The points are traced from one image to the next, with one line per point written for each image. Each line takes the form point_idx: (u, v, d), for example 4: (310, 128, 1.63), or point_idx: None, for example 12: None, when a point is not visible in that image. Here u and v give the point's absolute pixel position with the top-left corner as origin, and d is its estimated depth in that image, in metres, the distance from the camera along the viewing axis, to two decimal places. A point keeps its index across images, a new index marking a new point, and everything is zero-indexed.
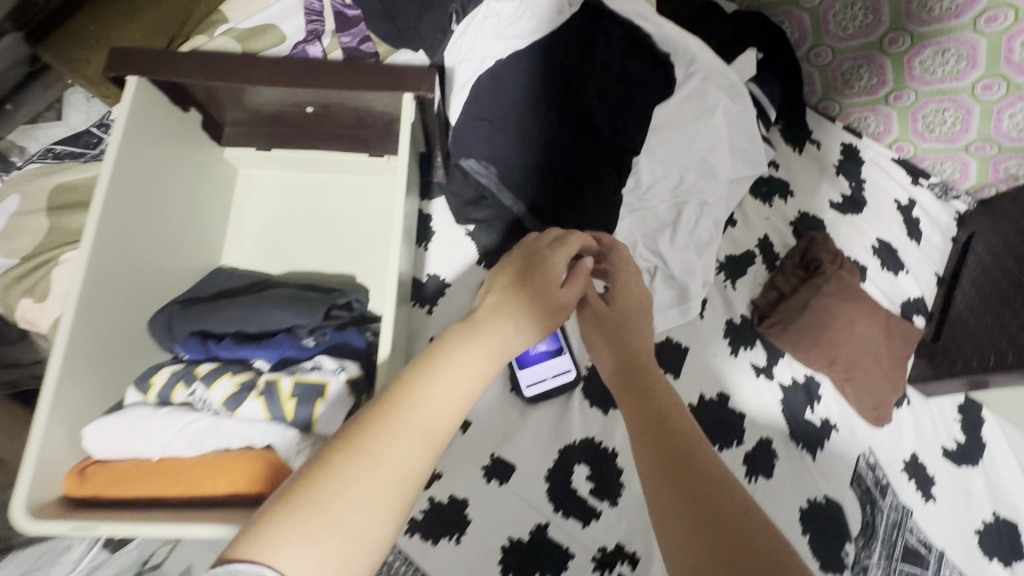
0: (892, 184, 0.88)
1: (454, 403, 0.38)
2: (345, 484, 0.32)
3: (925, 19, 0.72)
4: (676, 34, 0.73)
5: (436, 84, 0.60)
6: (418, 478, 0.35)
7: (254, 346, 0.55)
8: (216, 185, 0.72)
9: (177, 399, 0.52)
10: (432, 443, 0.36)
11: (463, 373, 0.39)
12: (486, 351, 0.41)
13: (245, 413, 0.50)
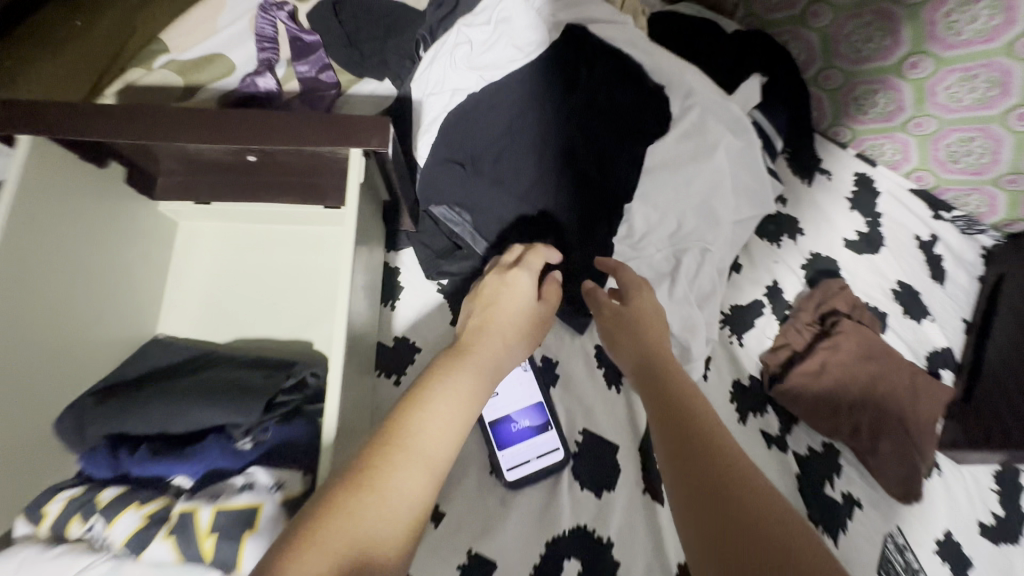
0: (911, 218, 0.80)
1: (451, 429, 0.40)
2: (351, 520, 0.32)
3: (950, 42, 0.64)
4: (669, 64, 0.65)
5: (390, 138, 0.52)
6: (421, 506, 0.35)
7: (175, 459, 0.47)
8: (147, 244, 0.63)
9: (73, 533, 0.43)
10: (432, 471, 0.37)
11: (457, 400, 0.42)
12: (474, 377, 0.44)
13: (153, 555, 0.41)
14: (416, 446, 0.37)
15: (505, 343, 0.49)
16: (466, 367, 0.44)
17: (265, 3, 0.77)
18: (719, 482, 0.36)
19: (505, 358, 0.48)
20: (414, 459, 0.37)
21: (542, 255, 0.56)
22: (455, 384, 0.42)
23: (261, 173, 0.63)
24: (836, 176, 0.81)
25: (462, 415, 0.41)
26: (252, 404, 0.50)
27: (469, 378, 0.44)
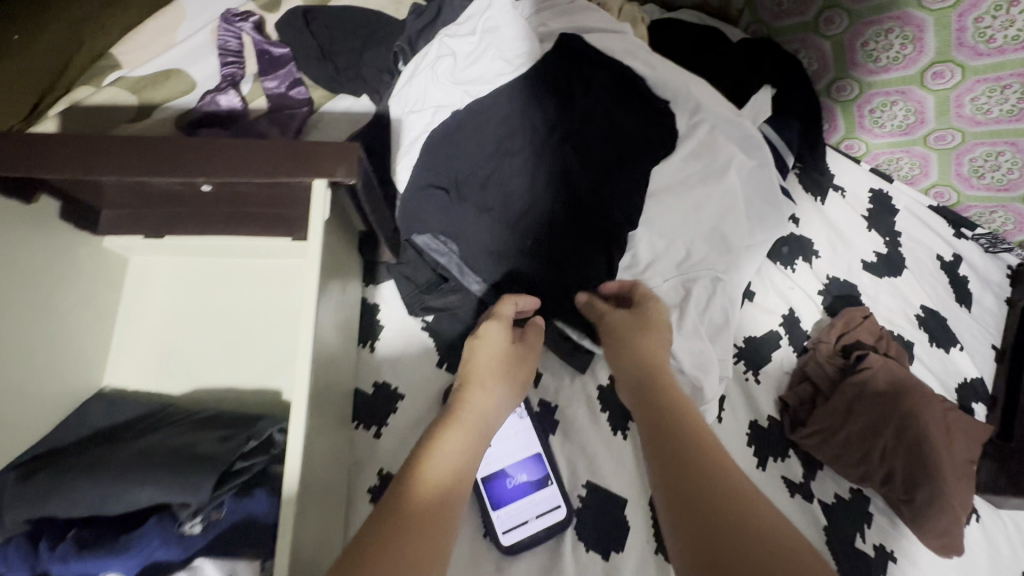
0: (932, 237, 0.74)
1: (450, 491, 0.41)
2: None
3: (980, 50, 0.58)
4: (674, 77, 0.60)
5: (360, 166, 0.46)
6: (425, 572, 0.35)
7: (106, 553, 0.39)
8: (91, 286, 0.56)
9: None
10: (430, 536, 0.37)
11: (449, 461, 0.42)
12: (463, 434, 0.45)
13: None
14: (418, 508, 0.38)
15: (491, 394, 0.49)
16: (453, 428, 0.45)
17: (228, 13, 0.71)
18: (720, 510, 0.36)
19: (493, 408, 0.49)
20: (415, 527, 0.37)
21: (513, 301, 0.55)
22: (445, 445, 0.44)
23: (220, 203, 0.56)
24: (851, 192, 0.75)
25: (457, 474, 0.42)
26: (201, 481, 0.42)
27: (460, 435, 0.45)
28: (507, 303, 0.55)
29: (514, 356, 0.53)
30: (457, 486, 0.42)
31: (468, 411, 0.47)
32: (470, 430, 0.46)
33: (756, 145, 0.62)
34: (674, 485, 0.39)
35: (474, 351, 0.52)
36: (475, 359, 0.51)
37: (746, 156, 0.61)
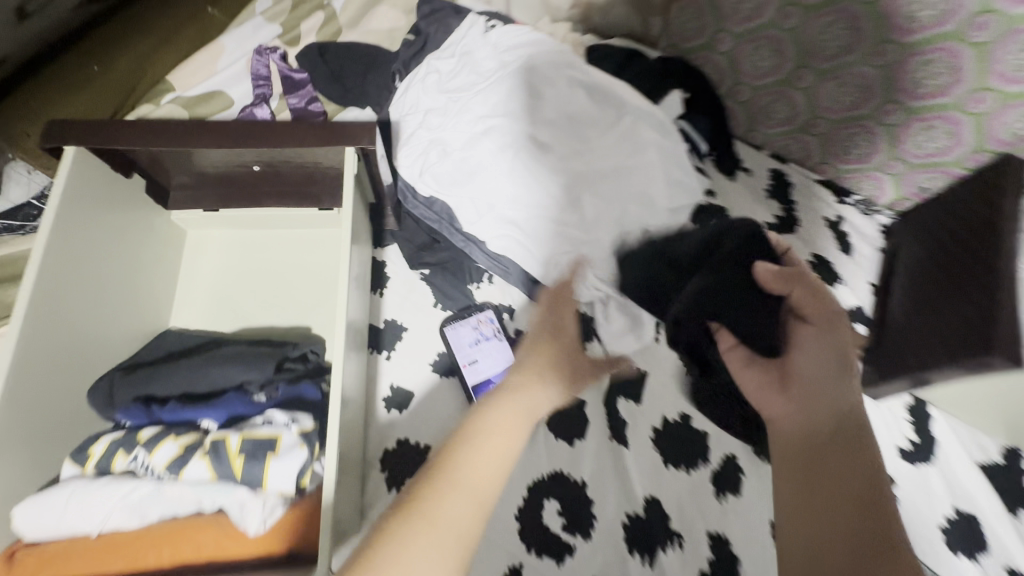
0: (819, 203, 0.95)
1: (492, 467, 0.48)
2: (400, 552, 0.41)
3: (823, 57, 0.79)
4: (601, 79, 0.77)
5: (378, 137, 0.64)
6: (465, 535, 0.44)
7: (201, 406, 0.54)
8: (163, 247, 0.72)
9: (118, 467, 0.50)
10: (479, 503, 0.45)
11: (500, 444, 0.49)
12: (508, 419, 0.52)
13: (190, 474, 0.48)
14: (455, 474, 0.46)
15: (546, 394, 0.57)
16: (507, 411, 0.53)
17: (260, 47, 0.88)
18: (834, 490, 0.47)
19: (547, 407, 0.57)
20: (459, 501, 0.45)
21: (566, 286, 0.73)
22: (490, 427, 0.51)
23: (263, 182, 0.73)
24: (755, 173, 0.97)
25: (501, 460, 0.49)
26: (266, 363, 0.59)
27: (506, 417, 0.52)
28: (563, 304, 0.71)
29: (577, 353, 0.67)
30: (503, 462, 0.49)
31: (525, 401, 0.55)
32: (526, 415, 0.54)
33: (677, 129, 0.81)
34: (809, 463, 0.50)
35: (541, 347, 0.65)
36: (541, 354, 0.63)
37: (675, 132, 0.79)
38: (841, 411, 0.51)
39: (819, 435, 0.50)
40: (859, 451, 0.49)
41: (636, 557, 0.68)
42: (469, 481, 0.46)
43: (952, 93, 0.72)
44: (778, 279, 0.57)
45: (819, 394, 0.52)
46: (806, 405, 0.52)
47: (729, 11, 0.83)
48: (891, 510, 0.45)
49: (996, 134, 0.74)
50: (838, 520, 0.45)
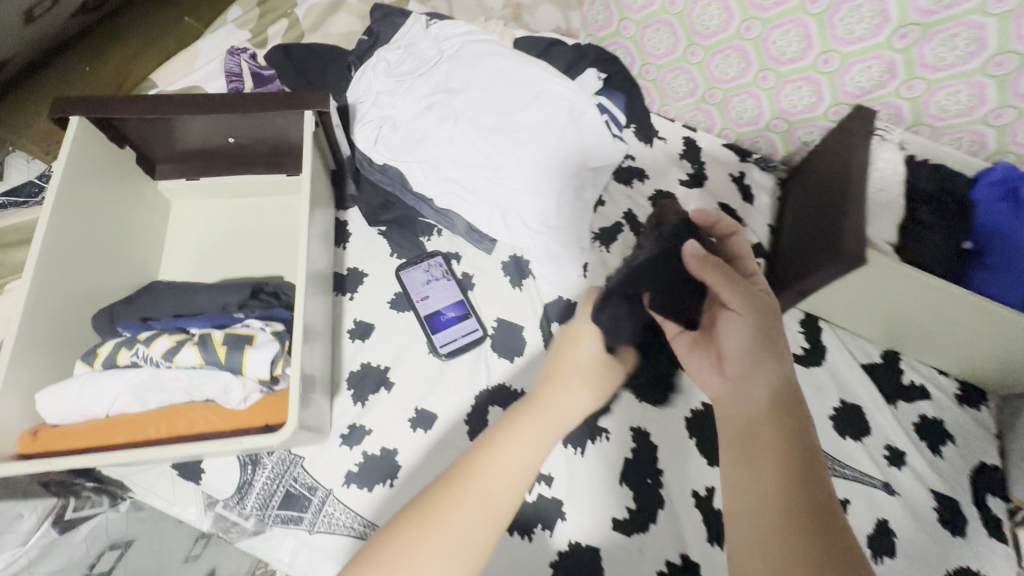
0: (725, 162, 1.10)
1: (511, 472, 0.54)
2: (411, 547, 0.47)
3: (706, 34, 0.96)
4: (520, 57, 0.93)
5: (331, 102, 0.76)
6: (476, 542, 0.49)
7: (190, 317, 0.65)
8: (151, 212, 0.84)
9: (122, 362, 0.60)
10: (490, 509, 0.51)
11: (521, 450, 0.55)
12: (534, 428, 0.57)
13: (182, 360, 0.59)
14: (472, 484, 0.52)
15: (572, 396, 0.62)
16: (533, 419, 0.58)
17: (233, 48, 1.01)
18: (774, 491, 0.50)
19: (576, 406, 0.62)
20: (472, 510, 0.50)
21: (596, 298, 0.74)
22: (509, 439, 0.56)
23: (237, 154, 0.85)
24: (669, 140, 1.12)
25: (517, 473, 0.54)
26: (241, 289, 0.70)
27: (530, 430, 0.57)
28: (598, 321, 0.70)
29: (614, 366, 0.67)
30: (523, 465, 0.55)
31: (551, 410, 0.60)
32: (547, 419, 0.58)
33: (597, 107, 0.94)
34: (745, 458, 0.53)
35: (567, 350, 0.68)
36: (568, 363, 0.66)
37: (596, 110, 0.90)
38: (775, 390, 0.56)
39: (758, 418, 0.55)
40: (793, 432, 0.53)
41: (571, 448, 0.79)
42: (484, 491, 0.51)
43: (806, 57, 0.89)
44: (709, 265, 0.64)
45: (752, 375, 0.58)
46: (739, 386, 0.58)
47: (629, 2, 1.00)
48: (833, 517, 0.48)
49: (845, 89, 0.91)
50: (769, 502, 0.50)
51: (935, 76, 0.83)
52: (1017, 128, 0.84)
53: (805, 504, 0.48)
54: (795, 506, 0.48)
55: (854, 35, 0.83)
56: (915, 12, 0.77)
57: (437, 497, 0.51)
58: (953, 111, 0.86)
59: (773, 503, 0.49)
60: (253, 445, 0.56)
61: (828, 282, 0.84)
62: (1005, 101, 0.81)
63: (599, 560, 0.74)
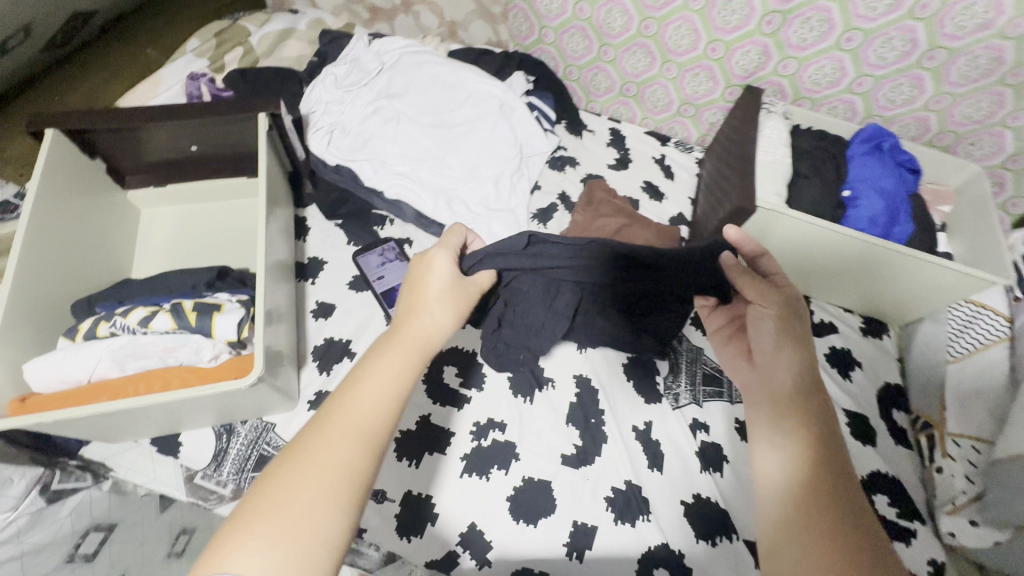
0: (648, 147, 1.23)
1: (378, 403, 0.46)
2: (286, 493, 0.40)
3: (614, 36, 1.10)
4: (449, 63, 1.07)
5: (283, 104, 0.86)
6: (356, 470, 0.42)
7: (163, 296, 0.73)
8: (121, 218, 0.92)
9: (102, 333, 0.67)
10: (363, 436, 0.44)
11: (384, 377, 0.48)
12: (402, 348, 0.51)
13: (158, 326, 0.67)
14: (349, 418, 0.45)
15: (428, 317, 0.55)
16: (397, 346, 0.51)
17: (192, 74, 1.07)
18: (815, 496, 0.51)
19: (433, 331, 0.54)
20: (345, 442, 0.43)
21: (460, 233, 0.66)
22: (377, 361, 0.49)
23: (201, 161, 0.94)
24: (597, 131, 1.25)
25: (389, 396, 0.47)
26: (208, 271, 0.78)
27: (396, 355, 0.50)
28: (444, 246, 0.63)
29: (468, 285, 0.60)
30: (387, 393, 0.47)
31: (409, 335, 0.52)
32: (409, 345, 0.51)
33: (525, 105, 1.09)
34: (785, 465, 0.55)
35: (418, 281, 0.58)
36: (421, 290, 0.57)
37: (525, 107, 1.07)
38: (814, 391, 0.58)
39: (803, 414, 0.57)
40: (828, 432, 0.56)
41: (521, 398, 0.88)
42: (355, 420, 0.45)
43: (698, 47, 1.04)
44: (740, 272, 0.66)
45: (778, 371, 0.61)
46: (767, 378, 0.62)
47: (545, 12, 1.13)
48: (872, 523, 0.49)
49: (734, 72, 1.06)
50: (803, 498, 0.51)
51: (802, 54, 0.99)
52: (877, 92, 1.01)
53: (842, 503, 0.50)
54: (830, 504, 0.50)
55: (731, 25, 0.98)
56: (774, 2, 0.92)
57: (305, 434, 0.44)
58: (824, 84, 1.02)
59: (809, 500, 0.51)
60: (222, 390, 0.62)
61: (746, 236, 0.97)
62: (861, 71, 0.98)
63: (551, 491, 0.81)
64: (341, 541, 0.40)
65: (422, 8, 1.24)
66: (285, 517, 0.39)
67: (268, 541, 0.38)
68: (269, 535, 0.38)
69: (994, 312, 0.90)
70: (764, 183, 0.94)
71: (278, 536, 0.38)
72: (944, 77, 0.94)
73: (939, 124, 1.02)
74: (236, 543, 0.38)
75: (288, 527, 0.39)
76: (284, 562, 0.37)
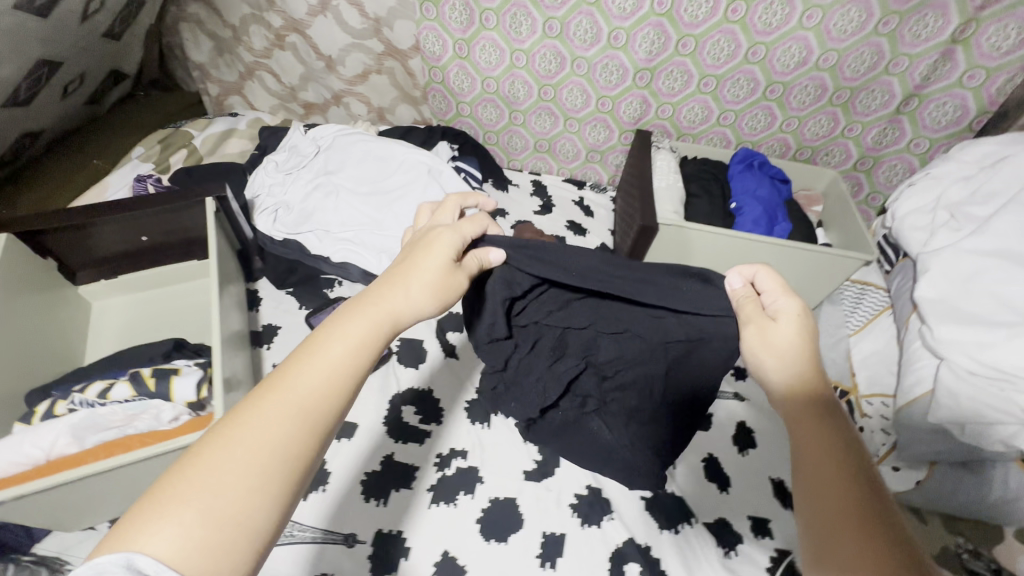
0: (567, 192, 1.39)
1: (324, 384, 0.46)
2: (211, 472, 0.39)
3: (520, 102, 1.28)
4: (379, 141, 1.20)
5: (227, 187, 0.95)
6: (294, 453, 0.42)
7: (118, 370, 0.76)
8: (71, 312, 0.95)
9: (59, 413, 0.70)
10: (309, 418, 0.44)
11: (342, 353, 0.49)
12: (365, 324, 0.52)
13: (116, 395, 0.70)
14: (294, 395, 0.45)
15: (404, 294, 0.56)
16: (357, 319, 0.51)
17: (138, 176, 1.15)
18: (837, 500, 0.43)
19: (406, 308, 0.55)
20: (291, 424, 0.43)
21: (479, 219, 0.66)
22: (336, 336, 0.50)
23: (153, 250, 1.00)
24: (521, 185, 1.40)
25: (342, 375, 0.48)
26: (163, 345, 0.81)
27: (355, 331, 0.51)
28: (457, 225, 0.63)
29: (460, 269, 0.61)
30: (339, 376, 0.47)
31: (377, 311, 0.53)
32: (372, 321, 0.52)
33: (451, 167, 1.22)
34: (806, 470, 0.47)
35: (406, 258, 0.59)
36: (407, 266, 0.58)
37: (451, 169, 1.19)
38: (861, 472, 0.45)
39: (832, 474, 0.45)
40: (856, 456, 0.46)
41: (478, 425, 0.93)
42: (302, 401, 0.45)
43: (590, 104, 1.24)
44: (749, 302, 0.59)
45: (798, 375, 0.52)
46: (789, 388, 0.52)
47: (459, 91, 1.30)
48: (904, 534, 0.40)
49: (625, 121, 1.26)
50: (829, 499, 0.44)
51: (674, 100, 1.19)
52: (740, 123, 1.21)
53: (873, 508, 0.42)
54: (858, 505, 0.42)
55: (613, 83, 1.18)
56: (641, 62, 1.12)
57: (240, 414, 0.43)
58: (697, 121, 1.22)
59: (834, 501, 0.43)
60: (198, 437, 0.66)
61: (660, 248, 1.10)
62: (723, 107, 1.18)
63: (517, 507, 0.84)
64: (260, 533, 0.39)
65: (350, 99, 1.40)
66: (203, 501, 0.37)
67: (180, 523, 0.36)
68: (182, 518, 0.36)
69: (875, 288, 1.09)
70: (663, 205, 1.08)
71: (193, 521, 0.36)
72: (787, 104, 1.16)
73: (796, 142, 1.24)
74: (147, 524, 0.36)
75: (206, 510, 0.37)
76: (197, 547, 0.35)
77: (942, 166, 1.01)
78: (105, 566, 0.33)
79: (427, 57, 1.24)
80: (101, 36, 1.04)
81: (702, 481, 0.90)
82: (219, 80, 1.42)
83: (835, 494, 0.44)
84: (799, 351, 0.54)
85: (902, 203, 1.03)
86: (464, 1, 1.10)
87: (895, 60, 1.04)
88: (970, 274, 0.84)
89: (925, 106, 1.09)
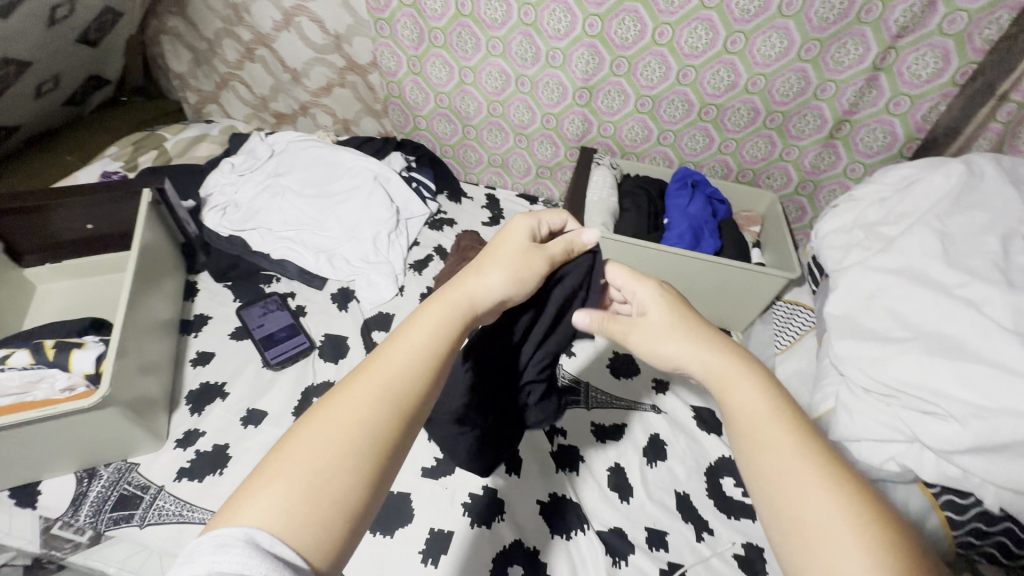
0: (519, 206, 1.43)
1: (410, 362, 0.47)
2: (308, 446, 0.40)
3: (471, 118, 1.34)
4: (331, 147, 1.27)
5: (164, 180, 1.01)
6: (385, 430, 0.42)
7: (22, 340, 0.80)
8: (13, 291, 1.00)
9: None
10: (396, 397, 0.44)
11: (422, 334, 0.49)
12: (447, 307, 0.52)
13: (14, 360, 0.73)
14: (382, 372, 0.45)
15: (483, 277, 0.55)
16: (439, 304, 0.52)
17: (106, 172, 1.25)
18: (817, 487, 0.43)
19: (483, 290, 0.55)
20: (381, 403, 0.43)
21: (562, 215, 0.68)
22: (419, 320, 0.50)
23: (99, 239, 1.06)
24: (475, 198, 1.44)
25: (423, 354, 0.48)
26: (79, 323, 0.85)
27: (436, 315, 0.51)
28: (531, 214, 0.64)
29: (540, 251, 0.59)
30: (423, 354, 0.48)
31: (457, 293, 0.53)
32: (450, 302, 0.52)
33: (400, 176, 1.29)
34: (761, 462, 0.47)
35: (492, 245, 0.60)
36: (487, 253, 0.58)
37: (399, 177, 1.26)
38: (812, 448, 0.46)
39: (787, 462, 0.45)
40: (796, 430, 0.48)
41: None
42: (388, 382, 0.45)
43: (536, 120, 1.28)
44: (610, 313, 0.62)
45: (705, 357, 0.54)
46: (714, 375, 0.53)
47: (415, 106, 1.36)
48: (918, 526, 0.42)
49: (569, 137, 1.30)
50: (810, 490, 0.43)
51: (614, 119, 1.23)
52: (680, 143, 1.25)
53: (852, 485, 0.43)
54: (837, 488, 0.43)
55: (554, 101, 1.22)
56: (580, 81, 1.17)
57: (336, 394, 0.44)
58: (638, 140, 1.26)
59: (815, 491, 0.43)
60: (90, 399, 0.72)
61: None
62: (661, 127, 1.22)
63: (410, 502, 0.85)
64: (354, 504, 0.39)
65: (316, 110, 1.47)
66: (299, 471, 0.38)
67: (276, 494, 0.37)
68: (278, 490, 0.37)
69: (805, 308, 1.10)
70: (592, 217, 1.11)
71: (290, 489, 0.37)
72: (722, 126, 1.19)
73: (736, 164, 1.26)
74: (250, 496, 0.37)
75: (301, 480, 0.38)
76: (296, 516, 0.36)
77: (864, 188, 1.03)
78: (226, 540, 0.34)
79: (384, 72, 1.30)
80: (74, 41, 1.13)
81: (603, 490, 0.90)
82: (197, 89, 1.51)
83: (814, 483, 0.44)
84: (691, 335, 0.56)
85: (825, 222, 1.04)
86: (413, 19, 1.16)
87: (822, 85, 1.06)
88: (874, 290, 0.84)
89: (856, 132, 1.11)
